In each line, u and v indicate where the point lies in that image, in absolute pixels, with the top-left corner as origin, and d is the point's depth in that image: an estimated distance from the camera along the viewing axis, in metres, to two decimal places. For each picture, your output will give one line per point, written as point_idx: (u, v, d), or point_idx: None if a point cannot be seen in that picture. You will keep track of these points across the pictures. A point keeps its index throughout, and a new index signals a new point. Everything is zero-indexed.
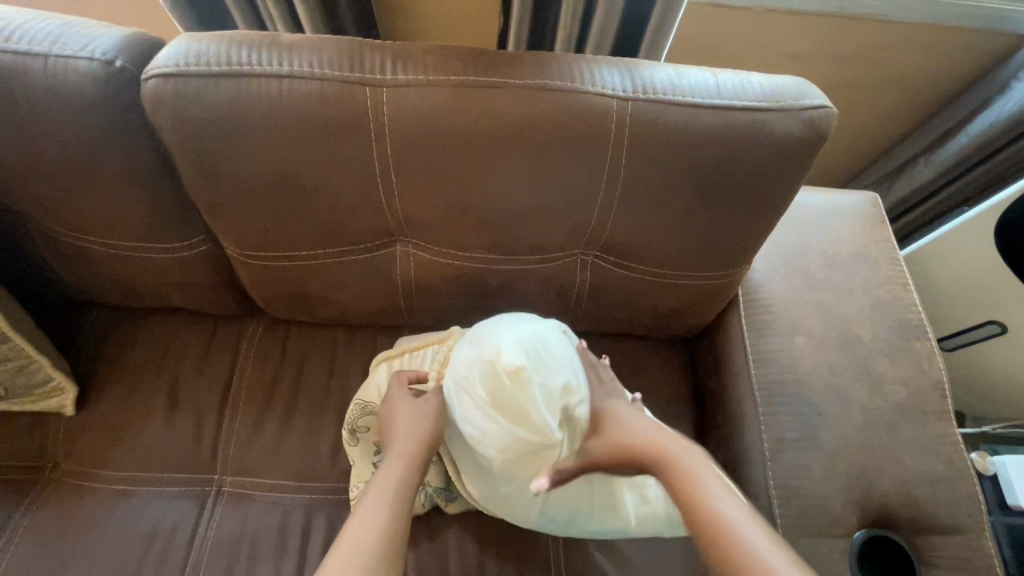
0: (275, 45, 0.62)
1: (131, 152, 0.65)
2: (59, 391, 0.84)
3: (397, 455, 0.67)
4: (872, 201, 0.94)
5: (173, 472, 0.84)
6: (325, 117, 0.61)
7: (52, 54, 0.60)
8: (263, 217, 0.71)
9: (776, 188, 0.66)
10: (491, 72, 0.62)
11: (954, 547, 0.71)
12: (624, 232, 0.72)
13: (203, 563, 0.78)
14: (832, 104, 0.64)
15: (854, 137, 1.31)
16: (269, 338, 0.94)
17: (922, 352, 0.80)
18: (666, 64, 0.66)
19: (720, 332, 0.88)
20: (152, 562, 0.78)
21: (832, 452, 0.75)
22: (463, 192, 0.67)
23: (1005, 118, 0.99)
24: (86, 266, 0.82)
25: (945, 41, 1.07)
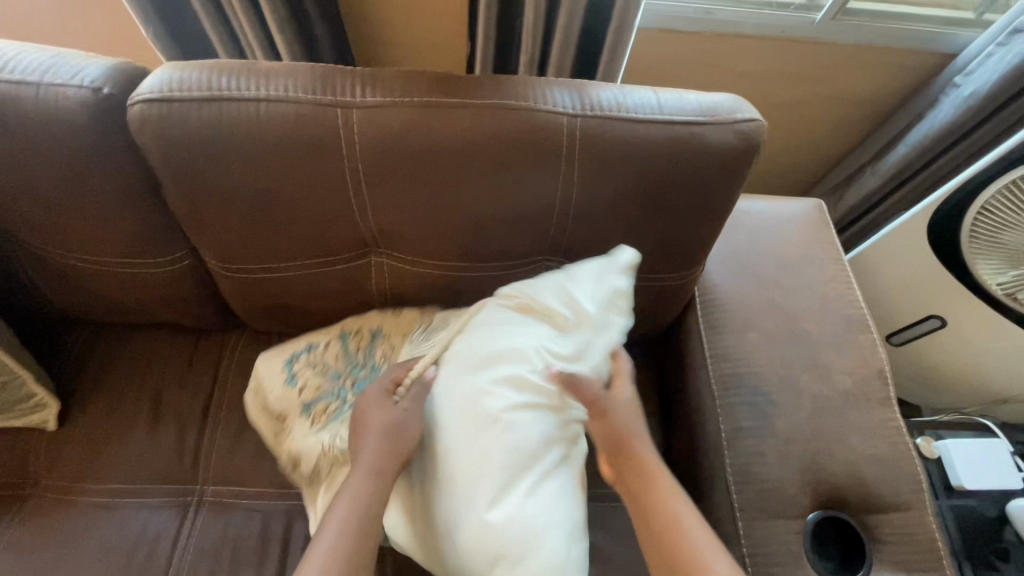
0: (252, 73, 0.68)
1: (118, 171, 0.69)
2: (43, 407, 0.86)
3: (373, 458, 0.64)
4: (815, 207, 1.02)
5: (157, 483, 0.86)
6: (299, 136, 0.66)
7: (44, 83, 0.64)
8: (240, 234, 0.76)
9: (718, 196, 0.73)
10: (453, 94, 0.68)
11: (895, 523, 0.76)
12: (583, 238, 0.78)
13: (186, 570, 0.79)
14: (762, 117, 0.71)
15: (804, 155, 1.41)
16: (249, 352, 0.97)
17: (865, 344, 0.87)
18: (613, 85, 0.73)
19: (681, 331, 0.94)
20: (135, 568, 0.79)
21: (783, 439, 0.80)
22: (433, 203, 0.72)
23: (934, 130, 1.08)
24: (71, 284, 0.85)
25: (876, 62, 1.17)
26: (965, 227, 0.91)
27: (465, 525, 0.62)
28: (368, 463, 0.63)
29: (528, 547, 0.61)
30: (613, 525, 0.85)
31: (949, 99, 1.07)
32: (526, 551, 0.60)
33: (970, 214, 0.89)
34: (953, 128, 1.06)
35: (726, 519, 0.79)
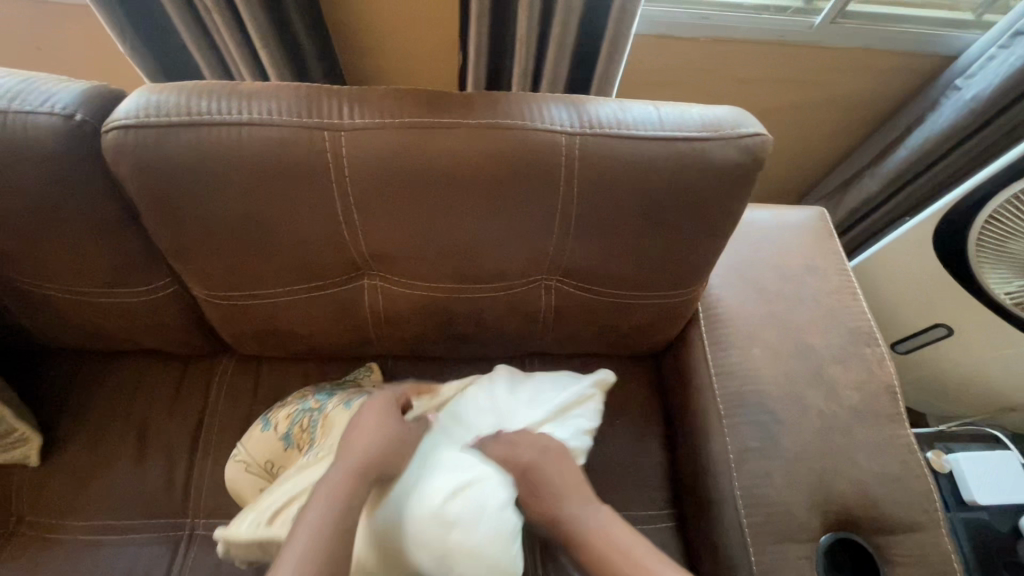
0: (234, 95, 0.64)
1: (95, 200, 0.66)
2: (24, 442, 0.83)
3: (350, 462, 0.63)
4: (818, 215, 1.00)
5: (145, 518, 0.83)
6: (284, 160, 0.63)
7: (13, 112, 0.61)
8: (225, 261, 0.73)
9: (722, 213, 0.71)
10: (445, 113, 0.65)
11: (908, 545, 0.74)
12: (583, 257, 0.75)
13: None
14: (766, 131, 0.68)
15: (802, 157, 1.40)
16: (240, 376, 0.93)
17: (873, 357, 0.84)
18: (611, 100, 0.70)
19: (684, 347, 0.92)
20: None
21: (792, 459, 0.78)
22: (426, 226, 0.69)
23: (935, 134, 1.06)
24: (49, 314, 0.81)
25: (876, 65, 1.15)
26: (972, 236, 0.89)
27: (425, 498, 0.62)
28: (355, 469, 0.62)
29: (489, 507, 0.62)
30: None
31: (949, 103, 1.05)
32: (484, 510, 0.62)
33: (977, 223, 0.87)
34: (955, 133, 1.04)
35: (735, 543, 0.77)
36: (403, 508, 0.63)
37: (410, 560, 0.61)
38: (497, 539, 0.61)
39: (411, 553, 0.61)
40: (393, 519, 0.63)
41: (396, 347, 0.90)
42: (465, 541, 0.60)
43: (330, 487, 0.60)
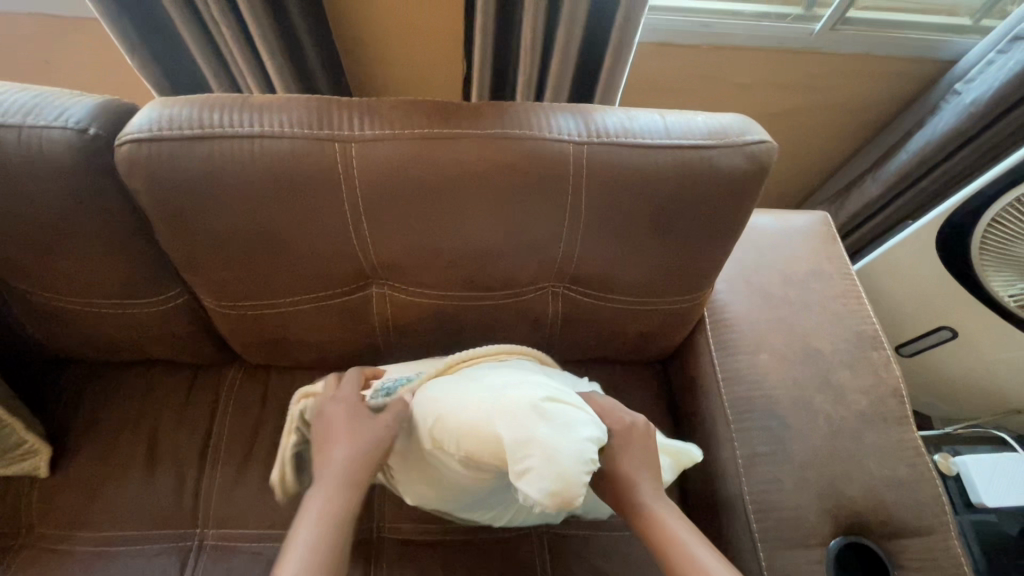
0: (245, 107, 0.65)
1: (107, 212, 0.66)
2: (34, 454, 0.83)
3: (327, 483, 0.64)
4: (822, 220, 1.00)
5: (155, 528, 0.83)
6: (296, 172, 0.64)
7: (27, 126, 0.62)
8: (235, 272, 0.73)
9: (729, 219, 0.71)
10: (454, 124, 0.66)
11: (918, 548, 0.75)
12: (591, 264, 0.76)
13: None
14: (771, 138, 0.69)
15: (803, 162, 1.41)
16: (249, 386, 0.94)
17: (879, 361, 0.85)
18: (618, 109, 0.71)
19: (690, 353, 0.92)
20: None
21: (801, 464, 0.78)
22: (436, 235, 0.70)
23: (936, 138, 1.07)
24: (59, 326, 0.82)
25: (876, 71, 1.16)
26: (976, 239, 0.89)
27: (522, 391, 0.59)
28: (339, 480, 0.64)
29: (576, 429, 0.58)
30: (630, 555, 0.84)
31: (949, 107, 1.06)
32: (571, 428, 0.57)
33: (981, 225, 0.88)
34: (955, 137, 1.05)
35: (745, 548, 0.77)
36: (495, 391, 0.61)
37: (483, 437, 0.58)
38: (575, 457, 0.55)
39: (487, 430, 0.58)
40: (475, 401, 0.61)
41: (404, 355, 0.91)
42: (544, 439, 0.55)
43: (317, 502, 0.62)
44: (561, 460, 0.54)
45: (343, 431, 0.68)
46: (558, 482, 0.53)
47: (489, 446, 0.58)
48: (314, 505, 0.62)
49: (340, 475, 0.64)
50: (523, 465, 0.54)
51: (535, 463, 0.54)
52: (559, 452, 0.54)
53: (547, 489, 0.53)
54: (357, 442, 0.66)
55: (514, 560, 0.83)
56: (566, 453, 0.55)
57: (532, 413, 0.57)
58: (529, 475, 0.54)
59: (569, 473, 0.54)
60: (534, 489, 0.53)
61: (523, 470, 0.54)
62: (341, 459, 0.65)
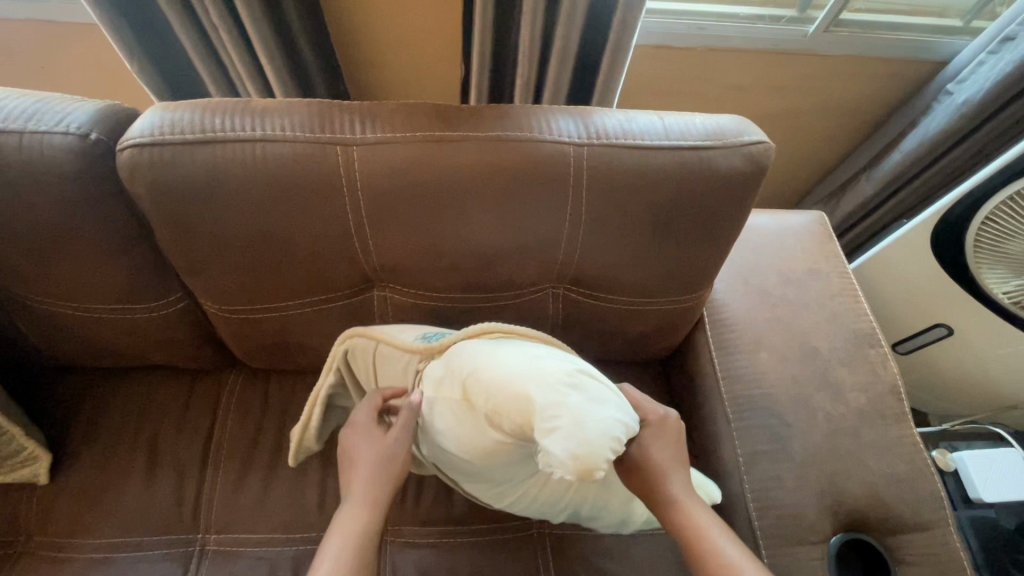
0: (246, 111, 0.65)
1: (107, 217, 0.66)
2: (33, 461, 0.82)
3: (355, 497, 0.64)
4: (818, 219, 1.01)
5: (157, 534, 0.82)
6: (298, 176, 0.64)
7: (27, 131, 0.62)
8: (236, 275, 0.73)
9: (728, 219, 0.72)
10: (454, 127, 0.66)
11: (919, 544, 0.75)
12: (591, 265, 0.76)
13: None
14: (768, 139, 0.70)
15: (798, 162, 1.42)
16: (250, 390, 0.94)
17: (876, 358, 0.86)
18: (617, 110, 0.71)
19: (689, 352, 0.93)
20: None
21: (801, 462, 0.79)
22: (436, 237, 0.70)
23: (929, 138, 1.09)
24: (58, 332, 0.81)
25: (869, 72, 1.17)
26: (970, 237, 0.90)
27: (560, 363, 0.61)
28: (363, 499, 0.64)
29: (605, 407, 0.58)
30: (632, 554, 0.84)
31: (941, 107, 1.07)
32: (602, 404, 0.58)
33: (975, 223, 0.89)
34: (948, 137, 1.06)
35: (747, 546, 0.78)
36: (532, 362, 0.62)
37: (514, 397, 0.59)
38: (603, 430, 0.56)
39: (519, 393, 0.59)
40: (512, 366, 0.62)
41: None
42: (577, 405, 0.56)
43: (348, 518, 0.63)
44: (589, 429, 0.55)
45: (362, 452, 0.67)
46: (584, 450, 0.54)
47: (519, 405, 0.58)
48: (338, 527, 0.62)
49: (363, 494, 0.64)
50: (551, 424, 0.55)
51: (565, 426, 0.54)
52: (589, 421, 0.55)
53: (572, 451, 0.53)
54: (376, 461, 0.66)
55: (517, 561, 0.83)
56: (594, 425, 0.55)
57: (567, 383, 0.58)
58: (556, 437, 0.54)
59: (596, 443, 0.54)
60: (560, 450, 0.53)
61: (550, 430, 0.55)
62: (361, 481, 0.65)
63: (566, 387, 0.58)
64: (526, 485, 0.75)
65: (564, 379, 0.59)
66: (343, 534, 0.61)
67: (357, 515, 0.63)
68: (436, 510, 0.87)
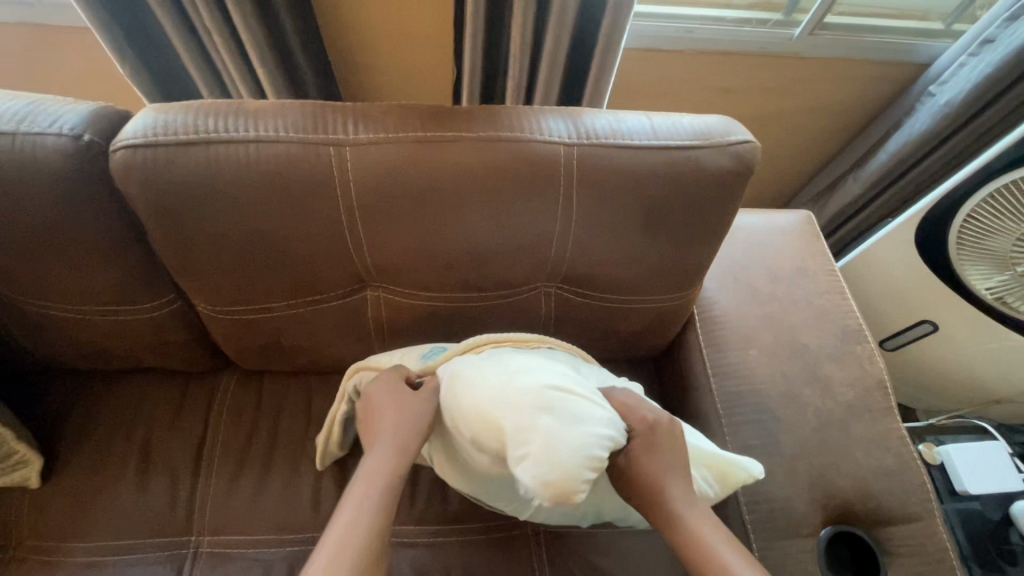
0: (239, 112, 0.66)
1: (100, 218, 0.66)
2: (25, 464, 0.82)
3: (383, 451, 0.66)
4: (805, 218, 1.03)
5: (150, 537, 0.82)
6: (291, 177, 0.64)
7: (20, 133, 0.62)
8: (230, 276, 0.73)
9: (716, 217, 0.73)
10: (446, 127, 0.67)
11: (906, 536, 0.77)
12: (583, 263, 0.77)
13: None
14: (755, 138, 0.71)
15: (786, 163, 1.44)
16: (243, 392, 0.94)
17: (863, 354, 0.87)
18: (606, 111, 0.72)
19: (681, 350, 0.94)
20: None
21: (791, 456, 0.80)
22: (429, 237, 0.71)
23: (914, 138, 1.11)
24: (50, 334, 0.81)
25: (854, 74, 1.20)
26: (953, 233, 0.92)
27: (532, 384, 0.63)
28: (391, 452, 0.65)
29: (576, 423, 0.60)
30: (625, 550, 0.85)
31: (924, 109, 1.10)
32: (572, 421, 0.60)
33: (957, 220, 0.91)
34: (931, 137, 1.08)
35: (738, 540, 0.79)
36: (507, 378, 0.64)
37: (489, 423, 0.62)
38: (572, 452, 0.58)
39: (494, 418, 0.62)
40: (484, 389, 0.64)
41: None
42: (546, 431, 0.58)
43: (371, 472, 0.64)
44: (557, 456, 0.57)
45: (390, 404, 0.70)
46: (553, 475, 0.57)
47: (495, 431, 0.62)
48: (371, 466, 0.64)
49: (398, 440, 0.66)
50: (520, 453, 0.58)
51: (533, 456, 0.57)
52: (554, 445, 0.57)
53: (542, 480, 0.56)
54: (405, 413, 0.68)
55: (511, 558, 0.83)
56: (560, 449, 0.57)
57: (537, 405, 0.60)
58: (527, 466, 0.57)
59: (565, 467, 0.57)
60: (531, 479, 0.56)
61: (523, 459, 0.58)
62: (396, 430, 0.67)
63: (531, 411, 0.60)
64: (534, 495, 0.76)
65: (530, 402, 0.60)
66: (376, 474, 0.63)
67: (392, 460, 0.65)
68: (430, 510, 0.87)
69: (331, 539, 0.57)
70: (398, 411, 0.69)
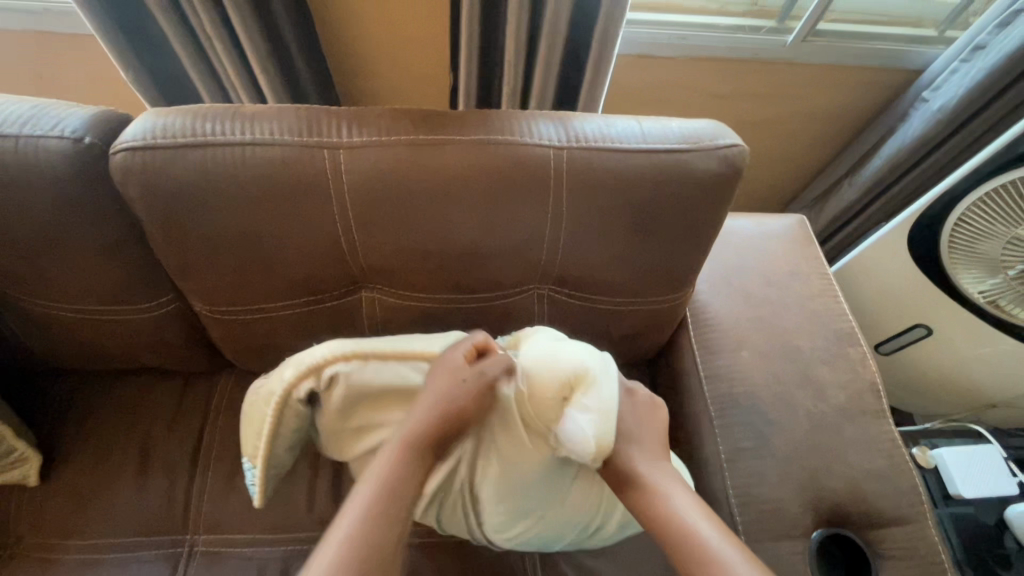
0: (236, 116, 0.67)
1: (100, 219, 0.68)
2: (23, 462, 0.83)
3: (400, 436, 0.63)
4: (799, 223, 1.04)
5: (145, 535, 0.83)
6: (286, 178, 0.66)
7: (23, 136, 0.63)
8: (226, 277, 0.75)
9: (706, 219, 0.74)
10: (438, 130, 0.68)
11: (898, 538, 0.77)
12: (573, 265, 0.78)
13: None
14: (743, 142, 0.72)
15: (782, 168, 1.45)
16: (240, 393, 0.95)
17: (855, 357, 0.88)
18: (596, 116, 0.74)
19: (674, 352, 0.94)
20: None
21: (782, 458, 0.80)
22: (422, 238, 0.72)
23: (907, 144, 1.12)
24: (51, 333, 0.83)
25: (848, 79, 1.21)
26: (944, 237, 0.93)
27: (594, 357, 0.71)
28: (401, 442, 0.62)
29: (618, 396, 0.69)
30: (618, 552, 0.85)
31: (918, 114, 1.10)
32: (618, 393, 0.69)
33: (948, 224, 0.91)
34: (924, 142, 1.09)
35: None
36: (569, 345, 0.71)
37: (557, 373, 0.68)
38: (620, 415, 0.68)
39: (564, 372, 0.68)
40: (551, 348, 0.70)
41: None
42: (609, 393, 0.67)
43: (384, 460, 0.61)
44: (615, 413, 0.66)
45: (433, 384, 0.66)
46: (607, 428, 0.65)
47: (563, 380, 0.67)
48: (380, 466, 0.60)
49: (412, 436, 0.62)
50: (587, 404, 0.65)
51: (598, 410, 0.65)
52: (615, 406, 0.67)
53: (598, 431, 0.64)
54: (443, 395, 0.64)
55: (503, 559, 0.84)
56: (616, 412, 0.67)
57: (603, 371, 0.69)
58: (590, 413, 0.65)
59: (613, 429, 0.66)
60: (589, 430, 0.64)
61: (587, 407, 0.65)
62: (421, 423, 0.63)
63: (598, 369, 0.68)
64: (543, 509, 0.73)
65: (598, 365, 0.68)
66: (383, 474, 0.59)
67: (402, 459, 0.61)
68: None
69: (333, 543, 0.53)
70: (428, 400, 0.64)
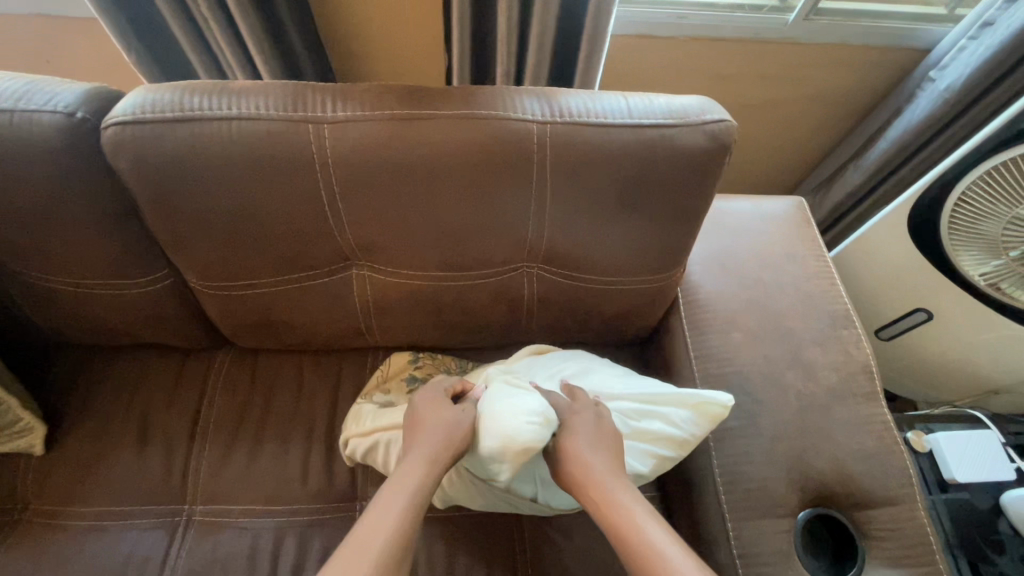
0: (226, 91, 0.69)
1: (95, 193, 0.70)
2: (28, 432, 0.86)
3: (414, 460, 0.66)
4: (797, 204, 1.02)
5: (145, 503, 0.86)
6: (271, 152, 0.67)
7: (17, 110, 0.65)
8: (218, 252, 0.76)
9: (695, 195, 0.73)
10: (421, 106, 0.68)
11: (885, 519, 0.76)
12: (561, 242, 0.78)
13: None
14: (731, 117, 0.71)
15: (787, 151, 1.43)
16: (237, 370, 0.97)
17: (849, 339, 0.86)
18: (583, 92, 0.73)
19: (666, 332, 0.94)
20: None
21: (769, 439, 0.80)
22: (408, 214, 0.73)
23: (910, 127, 1.09)
24: (54, 307, 0.85)
25: (854, 60, 1.18)
26: (945, 218, 0.91)
27: (528, 400, 0.73)
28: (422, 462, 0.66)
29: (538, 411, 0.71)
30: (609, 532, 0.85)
31: (925, 94, 1.07)
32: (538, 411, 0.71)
33: (947, 205, 0.89)
34: (930, 124, 1.06)
35: (714, 520, 0.79)
36: (499, 410, 0.72)
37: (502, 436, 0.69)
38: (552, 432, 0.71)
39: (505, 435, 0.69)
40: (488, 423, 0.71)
41: (385, 334, 0.93)
42: (535, 416, 0.70)
43: (401, 477, 0.64)
44: (536, 447, 0.69)
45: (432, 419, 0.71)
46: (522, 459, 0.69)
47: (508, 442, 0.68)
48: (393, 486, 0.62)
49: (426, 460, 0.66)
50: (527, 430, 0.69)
51: (528, 428, 0.69)
52: (526, 441, 0.68)
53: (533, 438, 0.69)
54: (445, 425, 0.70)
55: (490, 535, 0.85)
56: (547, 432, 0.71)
57: (517, 416, 0.70)
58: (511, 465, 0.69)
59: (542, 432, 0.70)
60: (532, 436, 0.69)
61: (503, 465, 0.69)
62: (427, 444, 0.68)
63: (521, 413, 0.70)
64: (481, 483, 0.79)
65: (528, 414, 0.70)
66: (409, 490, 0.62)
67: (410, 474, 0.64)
68: None
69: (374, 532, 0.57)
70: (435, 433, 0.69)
